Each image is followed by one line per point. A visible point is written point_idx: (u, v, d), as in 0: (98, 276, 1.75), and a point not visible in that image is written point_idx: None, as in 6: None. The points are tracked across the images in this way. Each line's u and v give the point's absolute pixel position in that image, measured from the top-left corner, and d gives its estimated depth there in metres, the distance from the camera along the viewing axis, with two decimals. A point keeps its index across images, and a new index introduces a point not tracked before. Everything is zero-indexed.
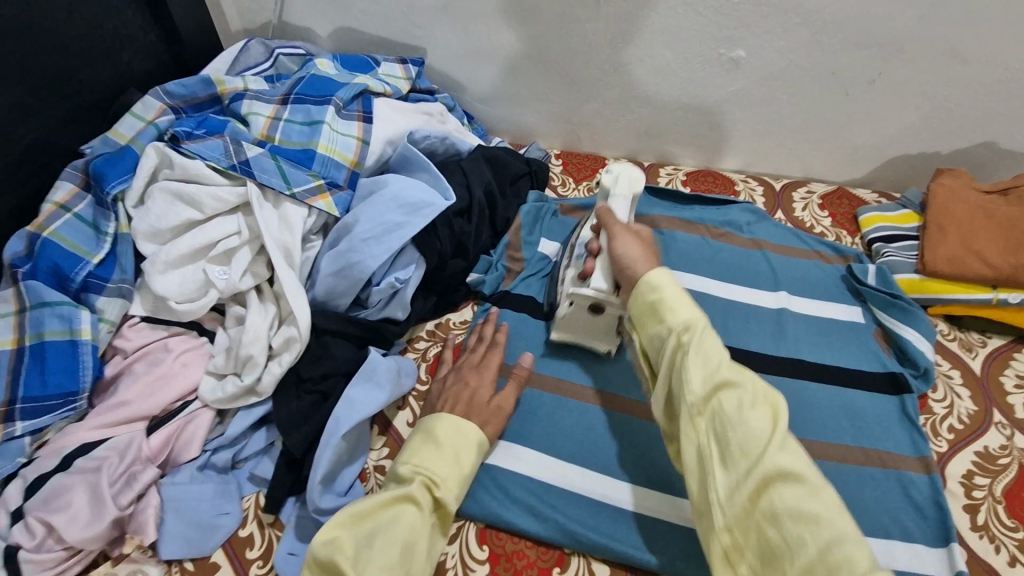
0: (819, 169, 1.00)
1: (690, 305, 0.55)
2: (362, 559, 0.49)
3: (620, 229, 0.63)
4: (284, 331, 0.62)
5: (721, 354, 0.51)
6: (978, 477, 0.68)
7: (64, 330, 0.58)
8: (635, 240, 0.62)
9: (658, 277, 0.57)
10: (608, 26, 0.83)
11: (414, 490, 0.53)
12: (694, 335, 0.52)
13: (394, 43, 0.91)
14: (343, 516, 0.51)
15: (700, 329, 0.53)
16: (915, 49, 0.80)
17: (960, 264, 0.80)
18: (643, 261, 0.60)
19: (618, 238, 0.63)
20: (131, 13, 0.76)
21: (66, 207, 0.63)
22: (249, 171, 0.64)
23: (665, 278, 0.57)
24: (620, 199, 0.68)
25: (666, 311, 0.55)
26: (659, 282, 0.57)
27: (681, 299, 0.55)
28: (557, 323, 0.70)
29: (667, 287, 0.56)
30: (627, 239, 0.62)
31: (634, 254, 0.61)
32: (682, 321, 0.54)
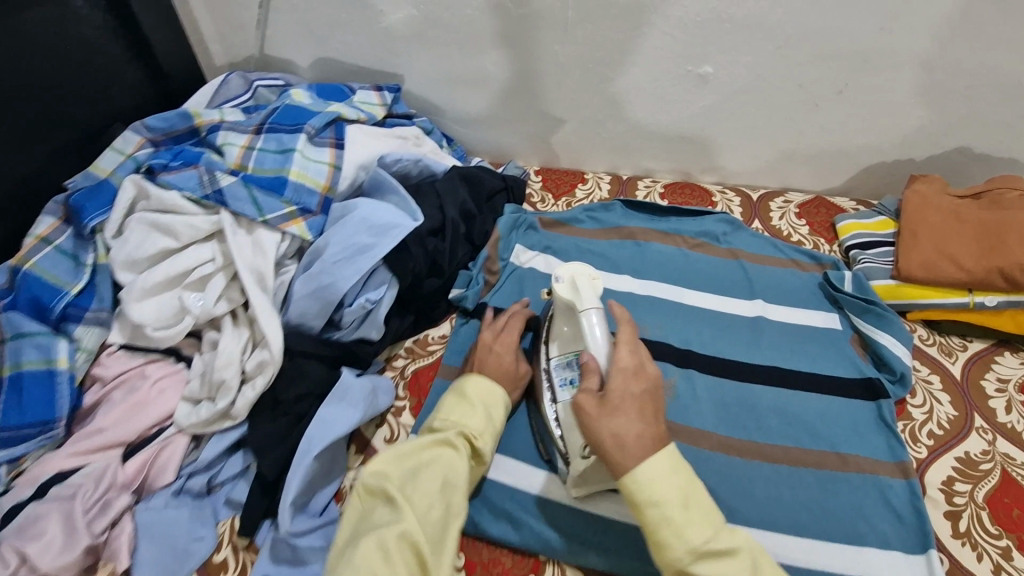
0: (795, 179, 1.01)
1: (699, 520, 0.50)
2: (407, 489, 0.53)
3: (592, 407, 0.55)
4: (256, 354, 0.63)
5: None
6: (958, 484, 0.68)
7: (41, 359, 0.59)
8: (611, 420, 0.54)
9: (648, 479, 0.51)
10: (578, 49, 0.85)
11: (457, 439, 0.57)
12: (705, 571, 0.48)
13: (371, 71, 0.94)
14: (389, 455, 0.55)
15: (712, 559, 0.48)
16: (879, 59, 0.81)
17: (933, 268, 0.80)
18: (633, 444, 0.52)
19: (594, 423, 0.54)
20: (116, 53, 0.78)
21: (47, 240, 0.65)
22: (222, 200, 0.66)
23: (665, 487, 0.50)
24: (590, 304, 0.61)
25: (664, 539, 0.49)
26: (654, 495, 0.50)
27: (688, 518, 0.49)
28: (575, 482, 0.61)
29: (662, 504, 0.50)
30: (610, 417, 0.54)
31: (621, 432, 0.53)
32: (690, 552, 0.48)
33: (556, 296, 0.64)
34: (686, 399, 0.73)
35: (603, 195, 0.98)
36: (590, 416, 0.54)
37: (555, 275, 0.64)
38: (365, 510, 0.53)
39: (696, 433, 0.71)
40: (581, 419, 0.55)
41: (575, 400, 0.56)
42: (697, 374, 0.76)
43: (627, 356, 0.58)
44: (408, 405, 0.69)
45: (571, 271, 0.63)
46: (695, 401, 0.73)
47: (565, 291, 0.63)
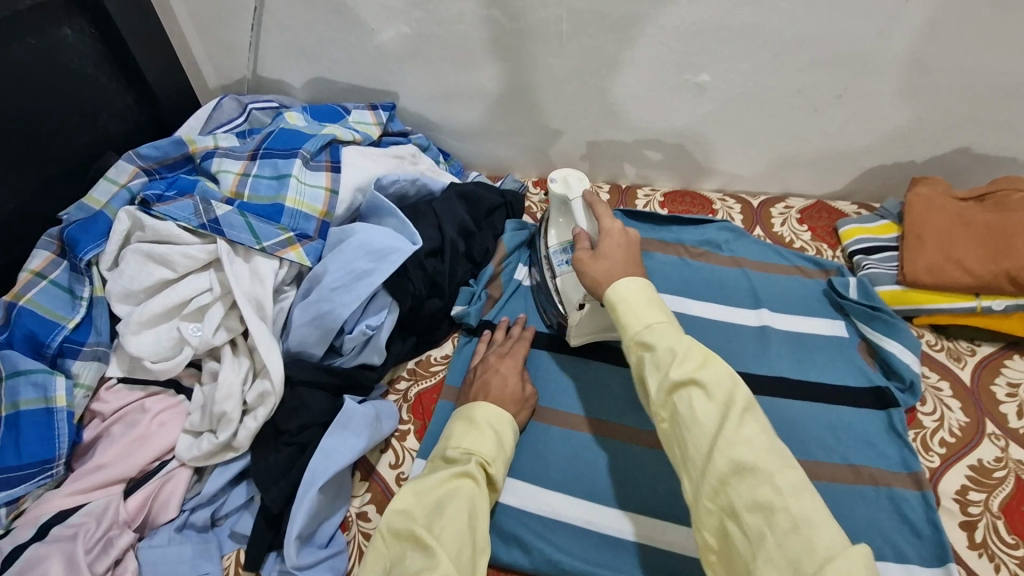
0: (795, 184, 1.00)
1: (654, 308, 0.56)
2: (433, 524, 0.52)
3: (587, 257, 0.64)
4: (257, 386, 0.62)
5: (679, 349, 0.52)
6: (973, 492, 0.67)
7: (39, 399, 0.58)
8: (600, 262, 0.63)
9: (619, 286, 0.58)
10: (573, 61, 0.84)
11: (471, 466, 0.57)
12: (648, 336, 0.54)
13: (365, 88, 0.93)
14: (408, 493, 0.55)
15: (655, 330, 0.54)
16: (878, 63, 0.80)
17: (940, 272, 0.80)
18: (619, 275, 0.61)
19: (588, 267, 0.63)
20: (105, 79, 0.78)
21: (42, 274, 0.64)
22: (218, 229, 0.65)
23: (627, 287, 0.58)
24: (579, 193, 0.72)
25: (622, 319, 0.57)
26: (617, 289, 0.58)
27: (642, 305, 0.56)
28: (573, 332, 0.72)
29: (622, 295, 0.58)
30: (600, 260, 0.63)
31: (610, 268, 0.62)
32: (638, 324, 0.55)
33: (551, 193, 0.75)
34: None
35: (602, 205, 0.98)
36: (584, 263, 0.64)
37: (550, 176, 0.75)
38: (395, 552, 0.52)
39: None
40: (579, 268, 0.64)
41: (574, 257, 0.66)
42: None
43: (613, 221, 0.67)
44: (413, 429, 0.68)
45: (564, 172, 0.75)
46: None
47: (558, 188, 0.74)
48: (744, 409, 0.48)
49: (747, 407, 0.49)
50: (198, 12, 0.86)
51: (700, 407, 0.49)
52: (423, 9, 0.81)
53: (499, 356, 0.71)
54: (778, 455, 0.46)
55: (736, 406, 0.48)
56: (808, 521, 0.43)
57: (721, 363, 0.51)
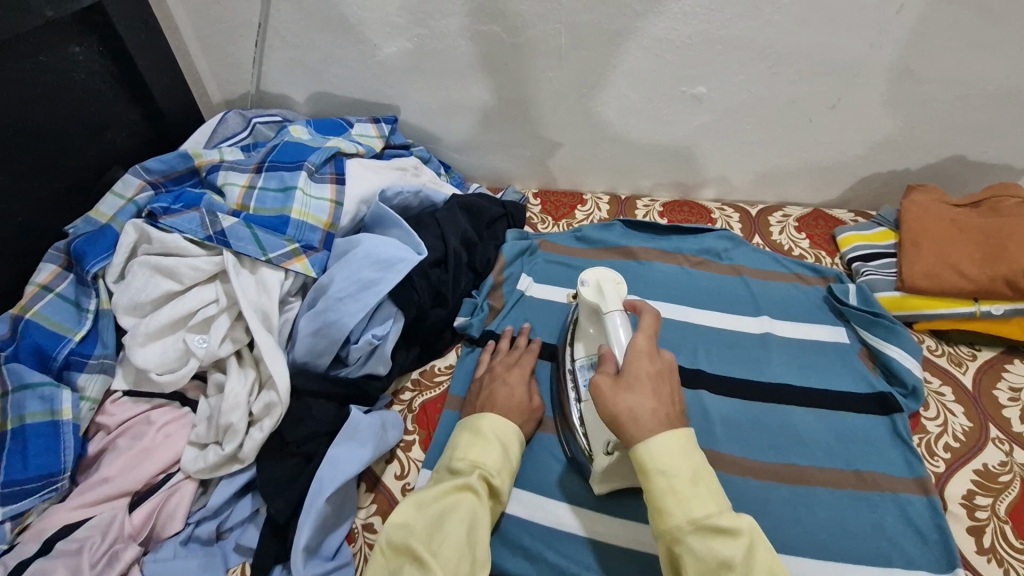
0: (792, 193, 1.01)
1: (704, 494, 0.49)
2: (432, 540, 0.52)
3: (609, 385, 0.54)
4: (263, 396, 0.62)
5: (741, 565, 0.46)
6: (979, 497, 0.67)
7: (45, 411, 0.58)
8: (629, 397, 0.53)
9: (658, 454, 0.50)
10: (571, 74, 0.86)
11: (473, 480, 0.57)
12: (701, 545, 0.47)
13: (367, 103, 0.95)
14: (409, 504, 0.55)
15: (710, 534, 0.47)
16: (871, 74, 0.82)
17: (938, 277, 0.80)
18: (649, 424, 0.52)
19: (611, 401, 0.53)
20: (112, 95, 0.79)
21: (48, 287, 0.65)
22: (224, 241, 0.66)
23: (672, 462, 0.50)
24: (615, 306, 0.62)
25: (665, 508, 0.49)
26: (662, 464, 0.50)
27: (692, 493, 0.49)
28: (599, 479, 0.61)
29: (667, 475, 0.50)
30: (627, 393, 0.54)
31: (640, 410, 0.52)
32: (688, 522, 0.48)
33: (581, 298, 0.65)
34: (697, 420, 0.72)
35: (602, 215, 0.99)
36: (605, 393, 0.54)
37: (582, 278, 0.65)
38: (394, 565, 0.53)
39: (711, 456, 0.70)
40: (597, 398, 0.54)
41: (592, 381, 0.56)
42: (707, 394, 0.75)
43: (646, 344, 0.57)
44: (417, 439, 0.69)
45: (598, 275, 0.65)
46: (707, 423, 0.72)
47: (589, 295, 0.65)
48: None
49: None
50: (203, 28, 0.87)
51: None
52: (425, 26, 0.83)
53: (506, 366, 0.71)
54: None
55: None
56: None
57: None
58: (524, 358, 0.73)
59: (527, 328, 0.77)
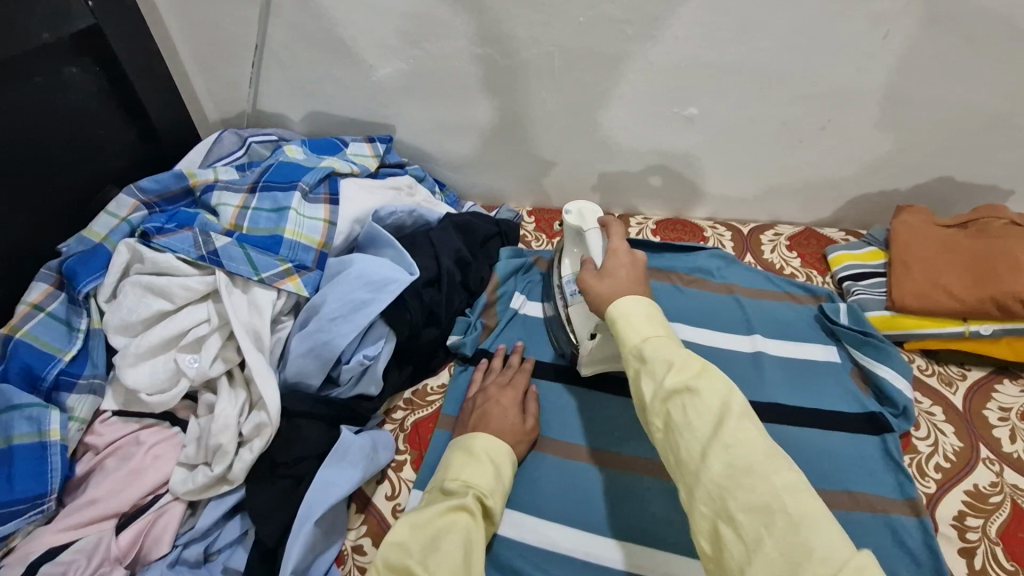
0: (784, 212, 1.02)
1: (655, 318, 0.55)
2: (429, 560, 0.51)
3: (591, 277, 0.63)
4: (253, 417, 0.62)
5: (673, 357, 0.50)
6: (970, 518, 0.67)
7: (33, 432, 0.58)
8: (608, 280, 0.62)
9: (621, 302, 0.57)
10: (564, 95, 0.87)
11: (468, 500, 0.57)
12: (647, 350, 0.52)
13: (362, 122, 0.96)
14: (403, 525, 0.54)
15: (653, 340, 0.52)
16: (858, 98, 0.83)
17: (928, 299, 0.81)
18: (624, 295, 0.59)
19: (592, 286, 0.62)
20: (109, 115, 0.79)
21: (39, 306, 0.65)
22: (217, 261, 0.66)
23: (626, 298, 0.57)
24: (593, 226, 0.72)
25: (622, 333, 0.55)
26: (617, 303, 0.57)
27: (639, 316, 0.55)
28: (585, 362, 0.71)
29: (624, 309, 0.56)
30: (604, 279, 0.62)
31: (614, 286, 0.60)
32: (638, 337, 0.53)
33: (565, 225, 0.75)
34: None
35: None
36: (588, 281, 0.63)
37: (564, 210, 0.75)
38: None
39: None
40: (583, 287, 0.63)
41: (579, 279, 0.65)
42: None
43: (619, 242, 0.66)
44: (409, 459, 0.68)
45: (580, 205, 0.75)
46: None
47: (572, 220, 0.74)
48: (743, 414, 0.46)
49: (747, 412, 0.47)
50: (201, 48, 0.88)
51: (696, 412, 0.47)
52: (420, 48, 0.84)
53: (499, 385, 0.71)
54: (778, 458, 0.44)
55: (736, 412, 0.46)
56: (807, 523, 0.41)
57: (719, 372, 0.49)
58: (517, 377, 0.73)
59: (520, 347, 0.77)
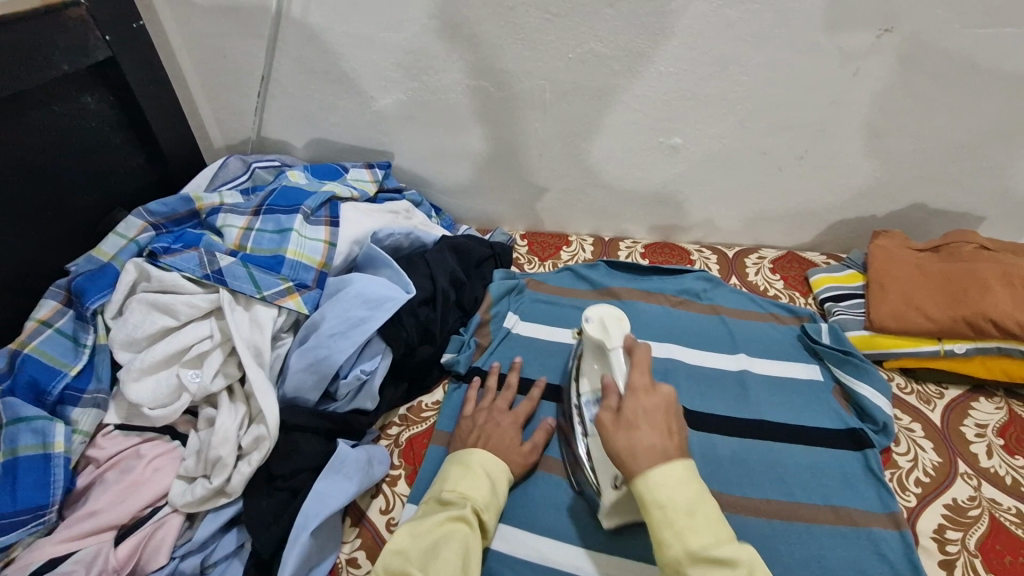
0: (767, 236, 1.06)
1: (705, 522, 0.52)
2: (429, 567, 0.53)
3: (610, 421, 0.59)
4: (253, 430, 0.63)
5: None
6: (949, 531, 0.69)
7: (37, 445, 0.60)
8: (629, 432, 0.57)
9: (657, 488, 0.53)
10: (555, 125, 0.91)
11: (466, 511, 0.58)
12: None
13: (362, 149, 1.00)
14: (405, 532, 0.56)
15: (709, 566, 0.50)
16: (834, 129, 0.88)
17: (904, 319, 0.84)
18: (648, 455, 0.55)
19: (611, 436, 0.58)
20: (120, 141, 0.83)
21: (47, 322, 0.67)
22: (221, 279, 0.69)
23: (668, 492, 0.53)
24: (617, 341, 0.68)
25: (665, 540, 0.52)
26: (659, 498, 0.53)
27: (690, 522, 0.52)
28: (607, 514, 0.63)
29: (665, 508, 0.52)
30: (625, 429, 0.58)
31: (637, 445, 0.56)
32: (685, 552, 0.51)
33: (586, 336, 0.71)
34: None
35: (586, 255, 1.03)
36: (607, 428, 0.59)
37: (586, 317, 0.71)
38: None
39: None
40: (601, 432, 0.59)
41: (597, 417, 0.61)
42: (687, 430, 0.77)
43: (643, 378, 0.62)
44: (404, 474, 0.70)
45: (601, 313, 0.71)
46: None
47: (594, 331, 0.70)
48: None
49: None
50: (210, 79, 0.93)
51: None
52: (419, 80, 0.88)
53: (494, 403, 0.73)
54: None
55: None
56: None
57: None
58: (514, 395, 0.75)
59: (520, 364, 0.79)
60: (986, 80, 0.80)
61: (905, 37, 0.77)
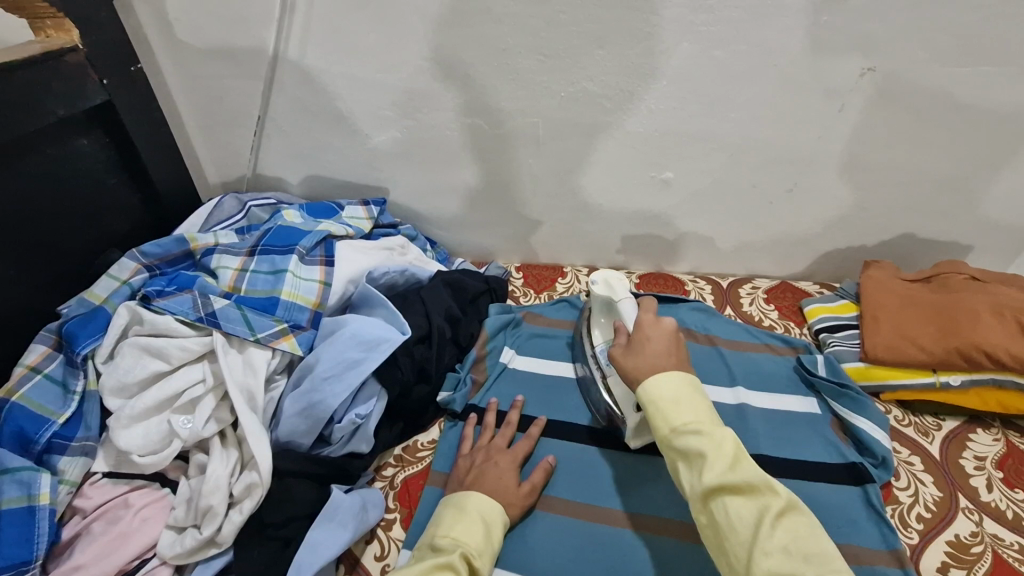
0: (760, 267, 1.07)
1: (690, 403, 0.58)
2: None
3: (620, 352, 0.68)
4: (244, 477, 0.62)
5: (709, 453, 0.53)
6: (953, 570, 0.68)
7: (21, 497, 0.58)
8: (636, 355, 0.66)
9: (651, 388, 0.60)
10: (549, 161, 0.93)
11: (453, 558, 0.56)
12: (680, 443, 0.55)
13: (358, 185, 1.01)
14: None
15: (689, 434, 0.55)
16: (822, 164, 0.90)
17: (897, 350, 0.85)
18: (649, 368, 0.63)
19: (621, 361, 0.67)
20: (114, 182, 0.83)
21: (37, 369, 0.66)
22: (214, 322, 0.69)
23: (657, 382, 0.60)
24: (626, 294, 0.76)
25: (654, 424, 0.58)
26: (649, 392, 0.60)
27: (675, 402, 0.58)
28: (633, 435, 0.71)
29: (655, 399, 0.59)
30: (632, 354, 0.66)
31: (641, 363, 0.64)
32: (669, 429, 0.57)
33: (594, 296, 0.80)
34: None
35: (581, 287, 1.04)
36: (618, 357, 0.67)
37: (592, 279, 0.80)
38: None
39: None
40: (614, 362, 0.68)
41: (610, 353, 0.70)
42: None
43: (651, 317, 0.70)
44: (399, 518, 0.69)
45: (605, 274, 0.79)
46: None
47: (600, 290, 0.79)
48: (779, 510, 0.50)
49: (783, 507, 0.50)
50: (207, 119, 0.93)
51: (739, 515, 0.50)
52: (413, 118, 0.89)
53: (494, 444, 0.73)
54: (816, 556, 0.47)
55: (773, 508, 0.50)
56: None
57: (750, 464, 0.53)
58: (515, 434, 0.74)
59: (520, 402, 0.78)
60: (966, 117, 0.82)
61: (888, 76, 0.79)
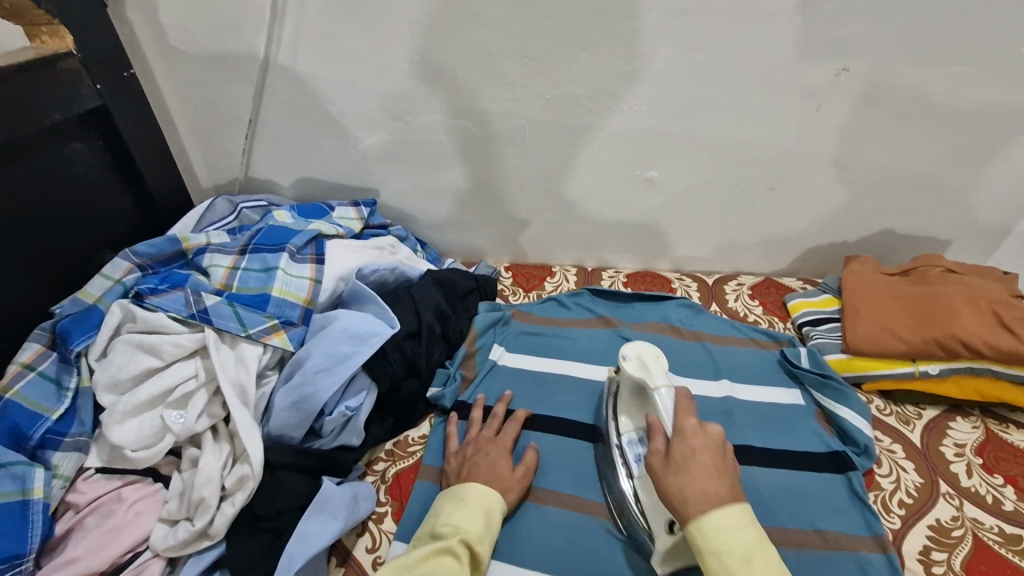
0: (746, 264, 1.09)
1: (764, 566, 0.53)
2: None
3: (659, 467, 0.60)
4: (236, 470, 0.63)
5: None
6: (934, 552, 0.70)
7: (16, 491, 0.59)
8: (682, 476, 0.58)
9: (711, 531, 0.54)
10: (536, 162, 0.95)
11: (454, 544, 0.58)
12: None
13: (349, 187, 1.02)
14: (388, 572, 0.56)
15: None
16: (802, 162, 0.92)
17: (879, 342, 0.87)
18: (700, 500, 0.56)
19: (663, 479, 0.59)
20: (109, 186, 0.85)
21: (31, 366, 0.67)
22: (206, 318, 0.70)
23: (725, 534, 0.54)
24: (661, 380, 0.68)
25: None
26: (716, 543, 0.54)
27: (751, 565, 0.53)
28: (662, 559, 0.61)
29: (722, 550, 0.53)
30: (677, 473, 0.59)
31: (690, 488, 0.57)
32: None
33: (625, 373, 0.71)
34: None
35: (569, 285, 1.06)
36: (656, 470, 0.60)
37: (623, 354, 0.72)
38: None
39: None
40: (652, 476, 0.61)
41: (646, 461, 0.62)
42: None
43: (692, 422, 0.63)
44: (390, 511, 0.70)
45: (638, 350, 0.71)
46: None
47: (633, 369, 0.70)
48: None
49: None
50: (199, 125, 0.95)
51: None
52: (402, 121, 0.91)
53: (486, 438, 0.74)
54: None
55: None
56: None
57: None
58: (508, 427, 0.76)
59: (509, 396, 0.80)
60: (939, 115, 0.85)
61: (863, 75, 0.81)
